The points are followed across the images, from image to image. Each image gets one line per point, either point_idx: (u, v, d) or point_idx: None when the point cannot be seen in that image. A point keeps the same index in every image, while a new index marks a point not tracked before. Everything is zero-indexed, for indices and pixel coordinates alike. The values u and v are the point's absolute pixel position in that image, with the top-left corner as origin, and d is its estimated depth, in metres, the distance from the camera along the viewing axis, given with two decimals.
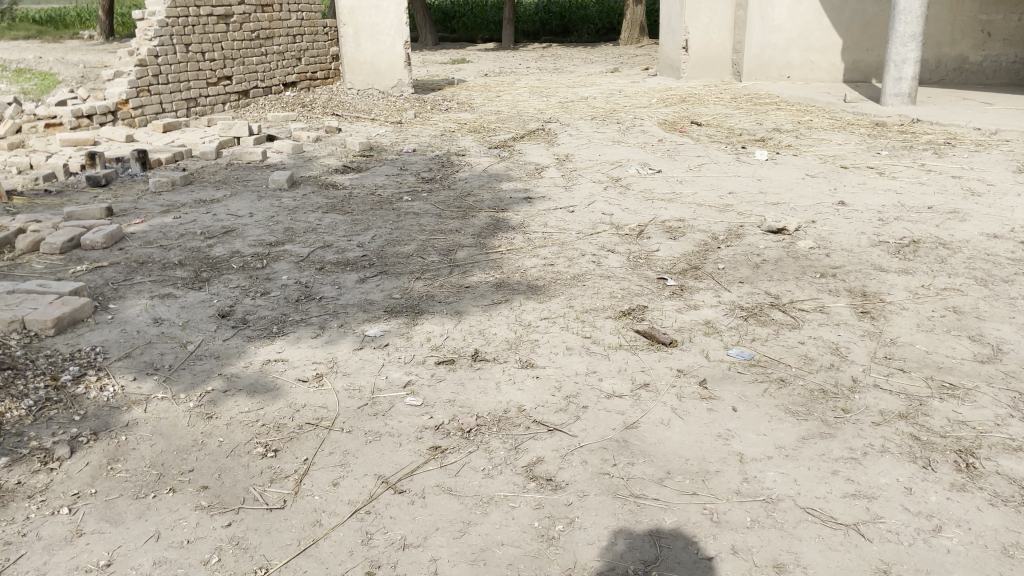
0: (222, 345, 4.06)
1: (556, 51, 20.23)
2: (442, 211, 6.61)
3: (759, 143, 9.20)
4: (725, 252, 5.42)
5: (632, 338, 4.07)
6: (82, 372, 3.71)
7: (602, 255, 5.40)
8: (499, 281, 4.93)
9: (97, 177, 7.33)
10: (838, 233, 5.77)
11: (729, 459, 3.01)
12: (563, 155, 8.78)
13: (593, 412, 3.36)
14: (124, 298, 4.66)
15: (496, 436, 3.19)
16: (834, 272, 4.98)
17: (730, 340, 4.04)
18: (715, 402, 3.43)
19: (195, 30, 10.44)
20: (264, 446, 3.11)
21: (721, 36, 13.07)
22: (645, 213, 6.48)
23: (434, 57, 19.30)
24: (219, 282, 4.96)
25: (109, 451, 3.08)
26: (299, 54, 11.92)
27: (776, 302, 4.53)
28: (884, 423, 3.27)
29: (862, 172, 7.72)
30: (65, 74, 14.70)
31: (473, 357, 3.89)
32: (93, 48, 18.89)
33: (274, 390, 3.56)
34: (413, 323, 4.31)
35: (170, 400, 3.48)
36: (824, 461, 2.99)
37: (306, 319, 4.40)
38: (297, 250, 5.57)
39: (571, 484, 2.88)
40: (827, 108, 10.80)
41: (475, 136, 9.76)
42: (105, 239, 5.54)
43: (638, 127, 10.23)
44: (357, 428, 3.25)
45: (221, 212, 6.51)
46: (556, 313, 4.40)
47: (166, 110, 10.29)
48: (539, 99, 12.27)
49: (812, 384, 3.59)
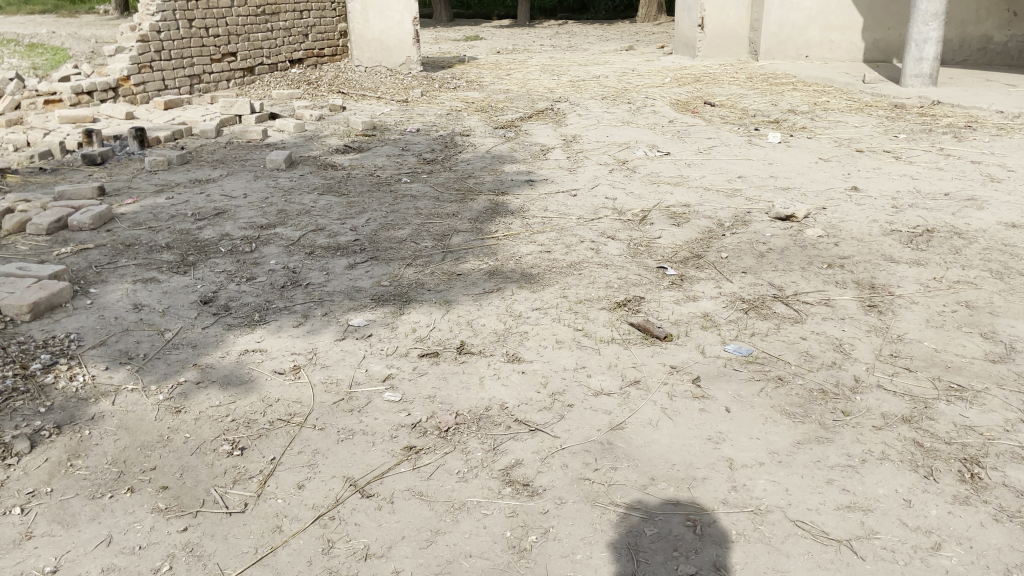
0: (201, 333, 3.93)
1: (573, 28, 19.89)
2: (440, 194, 6.44)
3: (772, 125, 8.94)
4: (729, 240, 5.22)
5: (626, 331, 3.90)
6: (54, 360, 3.60)
7: (602, 242, 5.22)
8: (493, 269, 4.76)
9: (93, 155, 7.22)
10: (849, 220, 5.56)
11: (718, 465, 2.84)
12: (571, 136, 8.57)
13: (578, 411, 3.20)
14: (106, 282, 4.54)
15: (475, 435, 3.04)
16: (842, 262, 4.77)
17: (728, 335, 3.85)
18: (708, 401, 3.25)
19: (199, 5, 10.26)
20: (231, 443, 2.97)
21: (738, 14, 12.77)
22: (650, 198, 6.28)
23: (448, 33, 19.00)
24: (204, 266, 4.83)
25: (70, 446, 2.97)
26: (306, 31, 11.75)
27: (779, 294, 4.33)
28: (886, 427, 3.08)
29: (878, 156, 7.46)
30: (75, 49, 14.57)
31: (458, 349, 3.74)
32: (105, 23, 18.74)
33: (248, 383, 3.43)
34: (399, 312, 4.16)
35: (141, 392, 3.36)
36: (819, 469, 2.82)
37: (290, 306, 4.26)
38: (289, 233, 5.43)
39: (549, 490, 2.73)
40: (845, 89, 10.48)
41: (482, 116, 9.55)
42: (93, 220, 5.43)
43: (649, 107, 9.98)
44: (330, 425, 3.10)
45: (215, 193, 6.38)
46: (548, 304, 4.22)
47: (168, 88, 10.15)
48: (550, 78, 12.00)
49: (812, 383, 3.40)
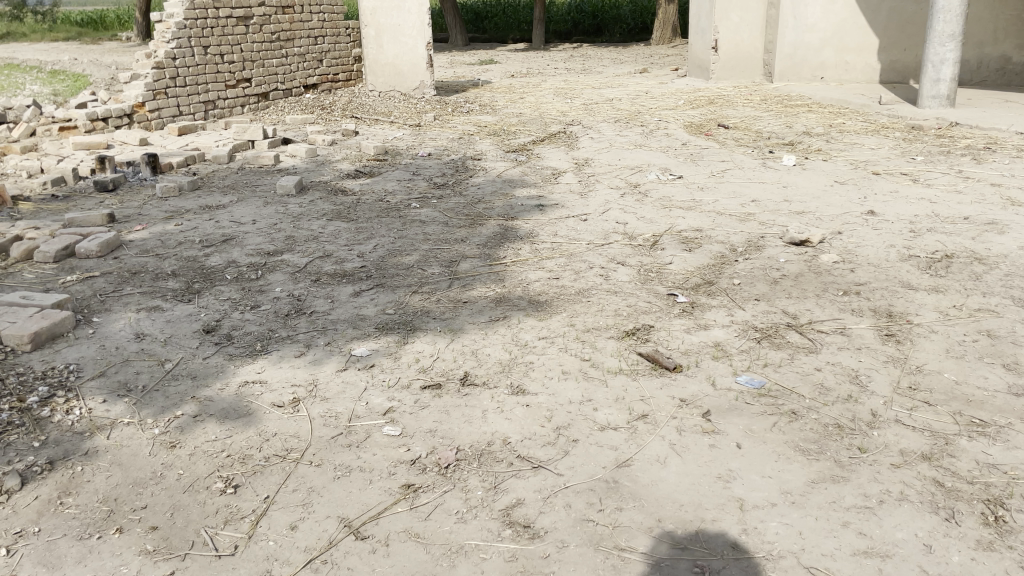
0: (202, 363, 3.87)
1: (587, 51, 19.97)
2: (449, 219, 6.38)
3: (787, 147, 8.84)
4: (742, 266, 5.12)
5: (634, 362, 3.79)
6: (51, 393, 3.55)
7: (611, 268, 5.13)
8: (500, 296, 4.67)
9: (105, 182, 7.24)
10: (865, 245, 5.44)
11: (728, 505, 2.72)
12: (582, 159, 8.51)
13: (583, 446, 3.09)
14: (109, 311, 4.50)
15: (476, 473, 2.94)
16: (859, 289, 4.65)
17: (739, 366, 3.73)
18: (719, 436, 3.14)
19: (213, 32, 10.33)
20: (225, 481, 2.91)
21: (752, 36, 12.68)
22: (662, 223, 6.19)
23: (463, 58, 19.09)
24: (209, 294, 4.78)
25: (62, 483, 2.91)
26: (320, 56, 11.88)
27: (793, 323, 4.22)
28: (904, 465, 2.95)
29: (895, 179, 7.33)
30: (95, 75, 14.76)
31: (462, 381, 3.65)
32: (126, 50, 18.99)
33: (247, 416, 3.35)
34: (403, 342, 4.08)
35: (137, 426, 3.30)
36: (833, 510, 2.70)
37: (293, 335, 4.19)
38: (295, 260, 5.38)
39: (550, 532, 2.62)
40: (861, 110, 10.39)
41: (493, 139, 9.53)
42: (100, 248, 5.41)
43: (662, 129, 9.92)
44: (327, 461, 3.03)
45: (224, 219, 6.36)
46: (555, 333, 4.13)
47: (183, 113, 10.20)
48: (563, 101, 11.99)
49: (827, 418, 3.28)
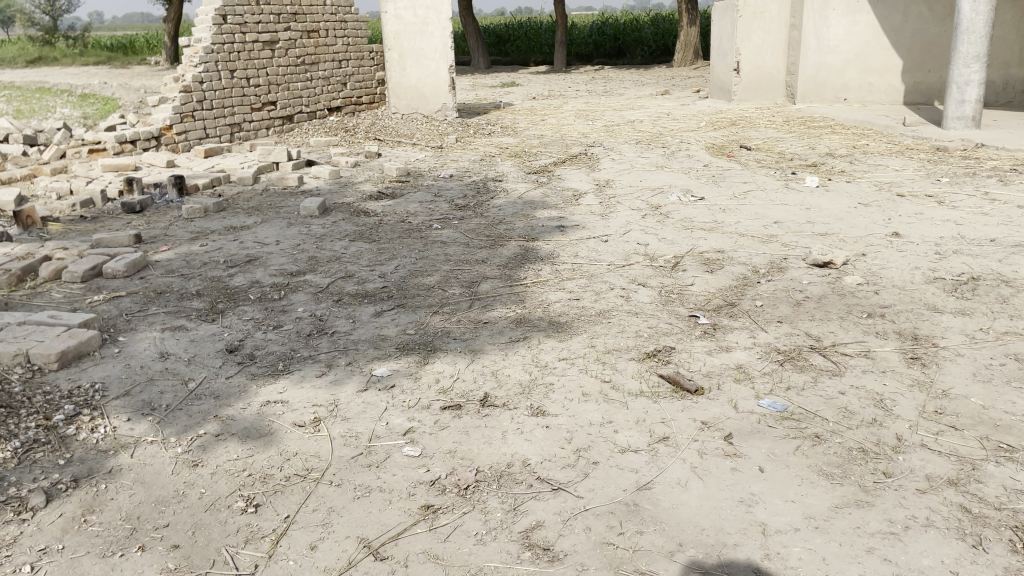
0: (224, 383, 3.90)
1: (609, 73, 20.07)
2: (471, 240, 6.42)
3: (810, 168, 8.80)
4: (765, 287, 5.09)
5: (655, 384, 3.77)
6: (77, 411, 3.59)
7: (632, 289, 5.12)
8: (520, 317, 4.68)
9: (132, 203, 7.37)
10: (889, 267, 5.39)
11: (750, 530, 2.69)
12: (604, 181, 8.53)
13: (604, 469, 3.07)
14: (134, 330, 4.56)
15: (495, 494, 2.94)
16: (883, 311, 4.60)
17: (762, 389, 3.70)
18: (741, 460, 3.10)
19: (240, 56, 10.52)
20: (246, 500, 2.92)
21: (774, 57, 12.68)
22: (683, 244, 6.18)
23: (485, 80, 19.25)
24: (233, 314, 4.83)
25: (86, 501, 2.94)
26: (344, 79, 12.06)
27: (816, 345, 4.18)
28: (930, 491, 2.91)
29: (920, 201, 7.27)
30: (125, 99, 15.07)
31: (482, 402, 3.65)
32: (155, 74, 19.37)
33: (268, 436, 3.37)
34: (424, 362, 4.10)
35: (160, 444, 3.33)
36: (858, 536, 2.65)
37: (314, 355, 4.22)
38: (318, 280, 5.43)
39: (570, 555, 2.60)
40: (885, 131, 10.33)
41: (515, 161, 9.58)
42: (127, 268, 5.49)
43: (683, 151, 9.93)
44: (347, 481, 3.03)
45: (248, 240, 6.43)
46: (576, 354, 4.12)
47: (209, 136, 10.36)
48: (584, 122, 12.04)
49: (851, 442, 3.23)
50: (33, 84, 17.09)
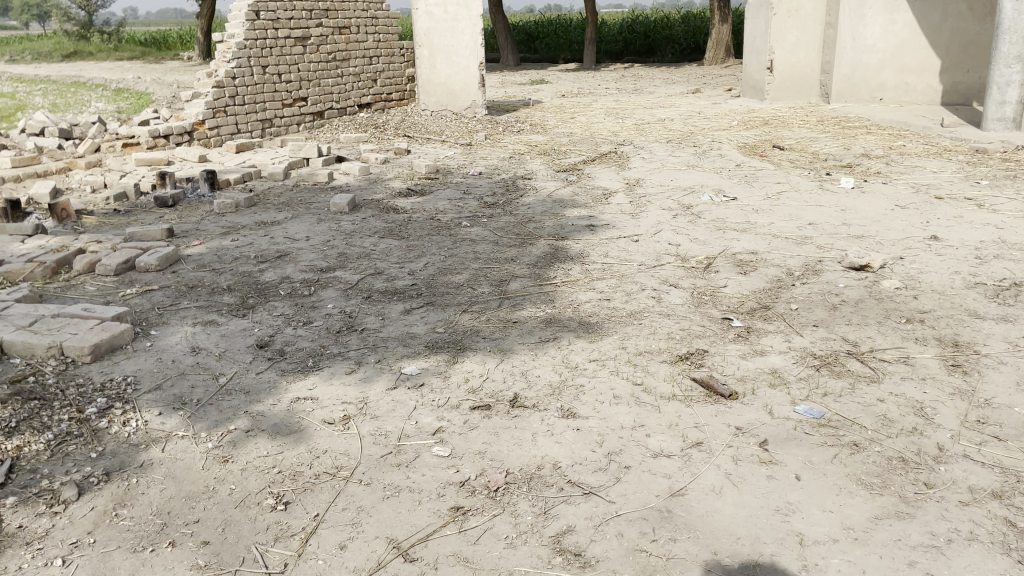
0: (255, 378, 3.91)
1: (639, 71, 19.93)
2: (500, 238, 6.38)
3: (845, 169, 8.66)
4: (799, 290, 5.00)
5: (688, 387, 3.70)
6: (109, 404, 3.62)
7: (664, 290, 5.05)
8: (550, 317, 4.64)
9: (165, 198, 7.43)
10: (928, 272, 5.28)
11: (787, 540, 2.63)
12: (634, 180, 8.46)
13: (636, 474, 3.02)
14: (166, 324, 4.59)
15: (525, 497, 2.90)
16: (922, 316, 4.50)
17: (798, 394, 3.62)
18: (777, 467, 3.04)
19: (273, 52, 10.58)
20: (275, 497, 2.91)
21: (808, 56, 12.51)
22: (715, 244, 6.10)
23: (514, 78, 19.20)
24: (263, 309, 4.84)
25: (117, 495, 2.95)
26: (374, 76, 12.09)
27: (853, 351, 4.08)
28: (974, 503, 2.82)
29: (959, 204, 7.12)
30: (158, 93, 15.24)
31: (512, 402, 3.61)
32: (188, 69, 19.56)
33: (298, 433, 3.36)
34: (453, 361, 4.07)
35: (190, 439, 3.34)
36: (899, 549, 2.58)
37: (343, 352, 4.21)
38: (347, 277, 5.42)
39: (602, 561, 2.56)
40: (922, 132, 10.14)
41: (544, 159, 9.53)
42: (159, 262, 5.53)
43: (715, 150, 9.82)
44: (376, 480, 3.01)
45: (278, 235, 6.45)
46: (607, 355, 4.07)
47: (241, 131, 10.43)
48: (614, 121, 11.95)
49: (891, 451, 3.15)
50: (70, 78, 17.34)
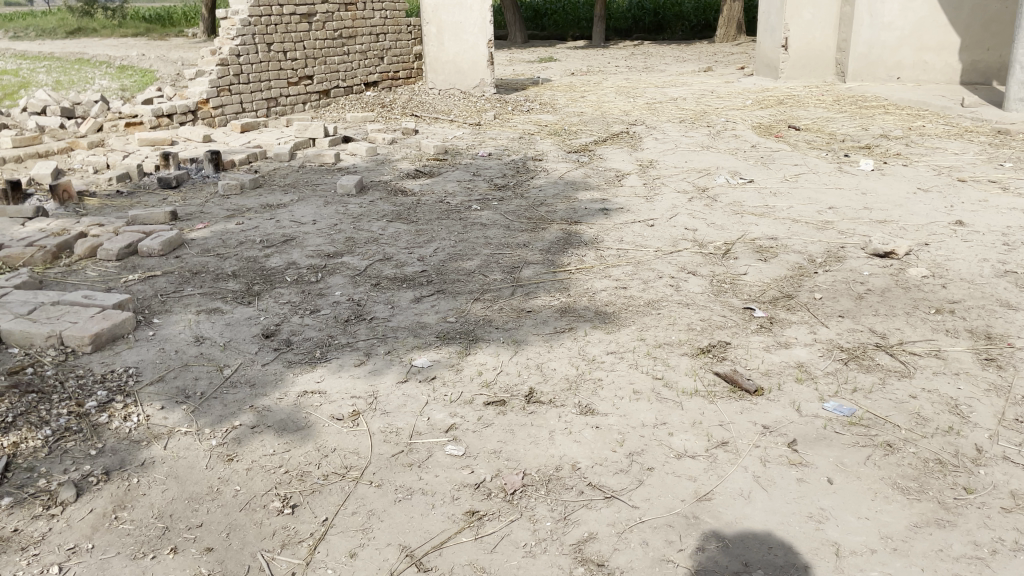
0: (260, 370, 3.77)
1: (649, 49, 19.61)
2: (511, 222, 6.22)
3: (863, 151, 8.45)
4: (822, 278, 4.83)
5: (711, 382, 3.55)
6: (109, 398, 3.49)
7: (682, 278, 4.89)
8: (565, 306, 4.48)
9: (169, 179, 7.27)
10: (955, 259, 5.10)
11: (822, 550, 2.49)
12: (647, 161, 8.26)
13: (659, 476, 2.88)
14: (169, 312, 4.45)
15: (544, 500, 2.76)
16: (952, 306, 4.33)
17: (826, 390, 3.46)
18: (807, 469, 2.89)
19: (278, 29, 10.36)
20: (282, 499, 2.79)
21: (824, 34, 12.23)
22: (733, 229, 5.92)
23: (522, 55, 18.89)
24: (269, 296, 4.70)
25: (117, 496, 2.83)
26: (381, 54, 11.86)
27: (882, 343, 3.92)
28: (1018, 510, 2.67)
29: (983, 187, 6.92)
30: (163, 71, 15.03)
31: (527, 398, 3.46)
32: (193, 46, 19.33)
33: (305, 430, 3.23)
34: (466, 353, 3.92)
35: (194, 435, 3.21)
36: (941, 561, 2.44)
37: (352, 343, 4.06)
38: (355, 263, 5.27)
39: (626, 572, 2.43)
40: (941, 112, 9.90)
41: (555, 139, 9.33)
42: (163, 246, 5.38)
43: (729, 130, 9.60)
44: (387, 481, 2.88)
45: (284, 219, 6.30)
46: (625, 348, 3.91)
47: (246, 110, 10.24)
48: (625, 100, 11.72)
49: (927, 453, 3.00)
50: (73, 55, 17.13)
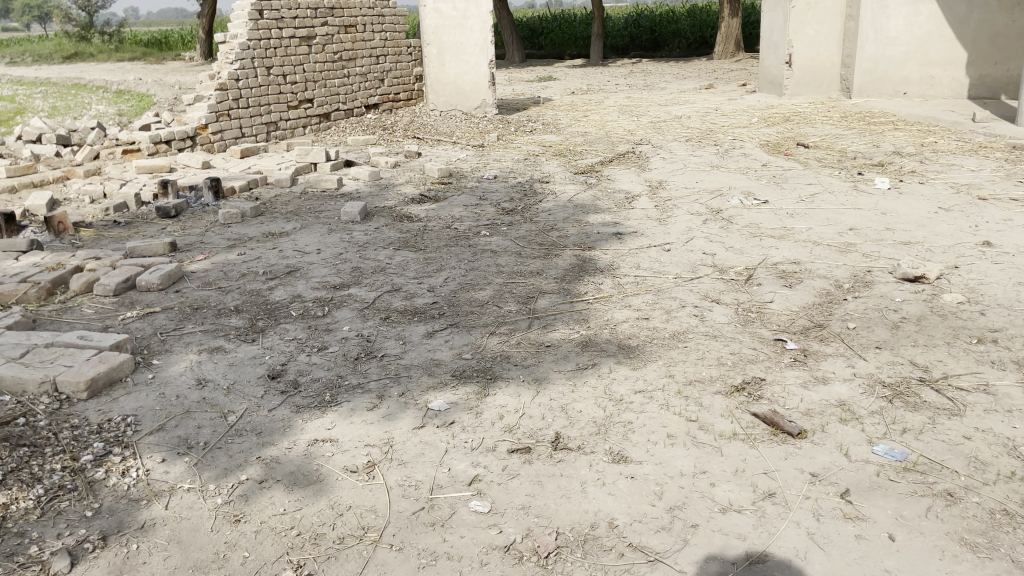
0: (267, 416, 3.53)
1: (648, 66, 19.49)
2: (523, 248, 6.01)
3: (876, 168, 8.26)
4: (853, 306, 4.61)
5: (750, 425, 3.32)
6: (107, 450, 3.25)
7: (706, 307, 4.67)
8: (585, 339, 4.26)
9: (167, 208, 7.07)
10: (989, 283, 4.89)
11: None
12: (656, 182, 8.07)
13: (705, 533, 2.66)
14: (169, 352, 4.22)
15: (581, 565, 2.54)
16: (994, 335, 4.11)
17: (874, 432, 3.23)
18: (865, 524, 2.67)
19: (277, 53, 10.19)
20: (295, 568, 2.57)
21: (828, 49, 12.07)
22: (753, 253, 5.71)
23: (521, 75, 18.74)
24: (274, 333, 4.48)
25: (115, 565, 2.60)
26: (382, 76, 11.73)
27: (925, 377, 3.70)
28: None
29: (1005, 205, 6.72)
30: (160, 95, 14.87)
31: (554, 444, 3.23)
32: (190, 70, 19.20)
33: (318, 484, 3.00)
34: (485, 394, 3.69)
35: (198, 492, 2.97)
36: None
37: (363, 383, 3.83)
38: (363, 294, 5.05)
39: None
40: (952, 128, 9.74)
41: (560, 161, 9.14)
42: (162, 280, 5.16)
43: (737, 149, 9.41)
44: (408, 545, 2.67)
45: (288, 248, 6.09)
46: (654, 386, 3.69)
47: (245, 135, 10.06)
48: (629, 119, 11.55)
49: (992, 503, 2.77)
50: (69, 81, 16.97)
